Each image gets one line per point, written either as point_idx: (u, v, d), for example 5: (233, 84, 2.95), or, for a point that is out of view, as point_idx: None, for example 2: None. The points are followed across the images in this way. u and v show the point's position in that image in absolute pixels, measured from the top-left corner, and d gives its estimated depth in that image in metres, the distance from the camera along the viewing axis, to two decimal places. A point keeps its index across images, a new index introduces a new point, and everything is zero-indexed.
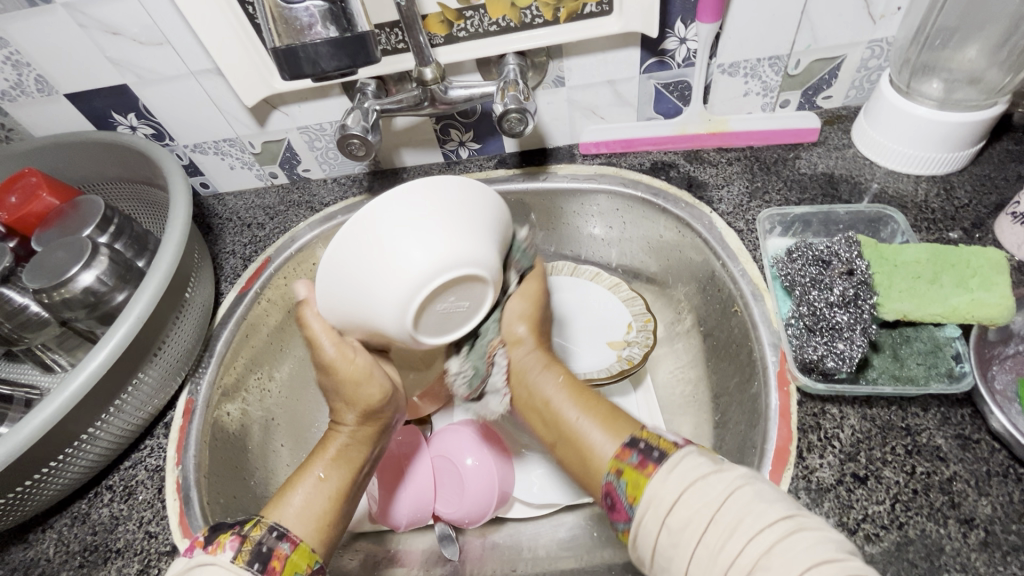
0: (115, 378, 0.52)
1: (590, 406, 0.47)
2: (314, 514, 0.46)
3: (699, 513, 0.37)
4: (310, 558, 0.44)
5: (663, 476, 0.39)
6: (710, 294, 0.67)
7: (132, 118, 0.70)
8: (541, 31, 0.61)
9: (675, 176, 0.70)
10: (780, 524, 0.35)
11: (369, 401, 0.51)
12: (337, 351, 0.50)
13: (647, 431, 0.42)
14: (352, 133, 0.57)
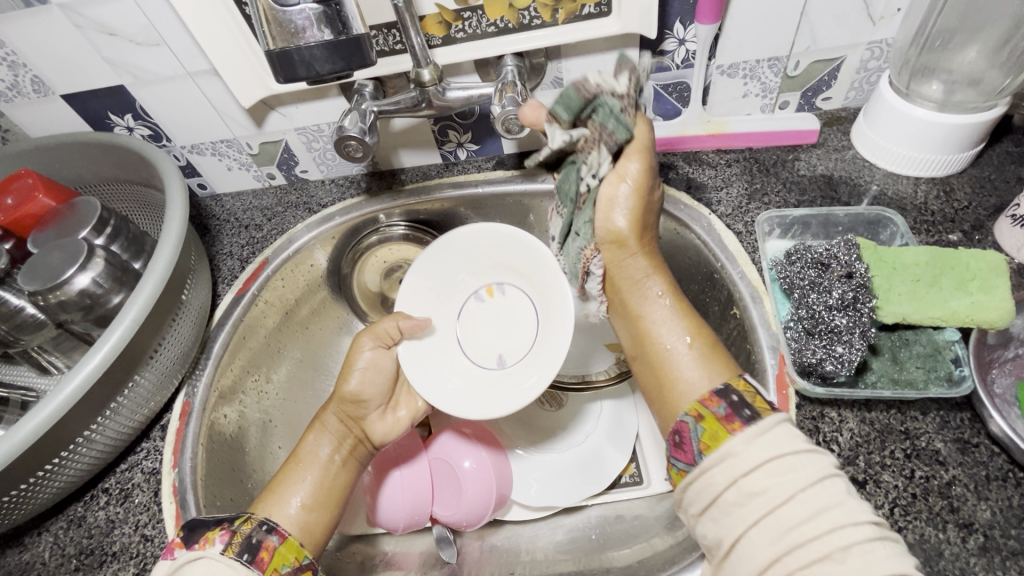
0: (111, 380, 0.52)
1: (692, 334, 0.52)
2: (287, 508, 0.50)
3: (784, 484, 0.38)
4: (298, 551, 0.46)
5: (748, 439, 0.40)
6: (709, 296, 0.66)
7: (129, 119, 0.70)
8: (539, 32, 0.61)
9: (674, 178, 0.70)
10: (869, 527, 0.36)
11: (347, 397, 0.58)
12: (368, 353, 0.58)
13: (745, 385, 0.44)
14: (350, 135, 0.57)
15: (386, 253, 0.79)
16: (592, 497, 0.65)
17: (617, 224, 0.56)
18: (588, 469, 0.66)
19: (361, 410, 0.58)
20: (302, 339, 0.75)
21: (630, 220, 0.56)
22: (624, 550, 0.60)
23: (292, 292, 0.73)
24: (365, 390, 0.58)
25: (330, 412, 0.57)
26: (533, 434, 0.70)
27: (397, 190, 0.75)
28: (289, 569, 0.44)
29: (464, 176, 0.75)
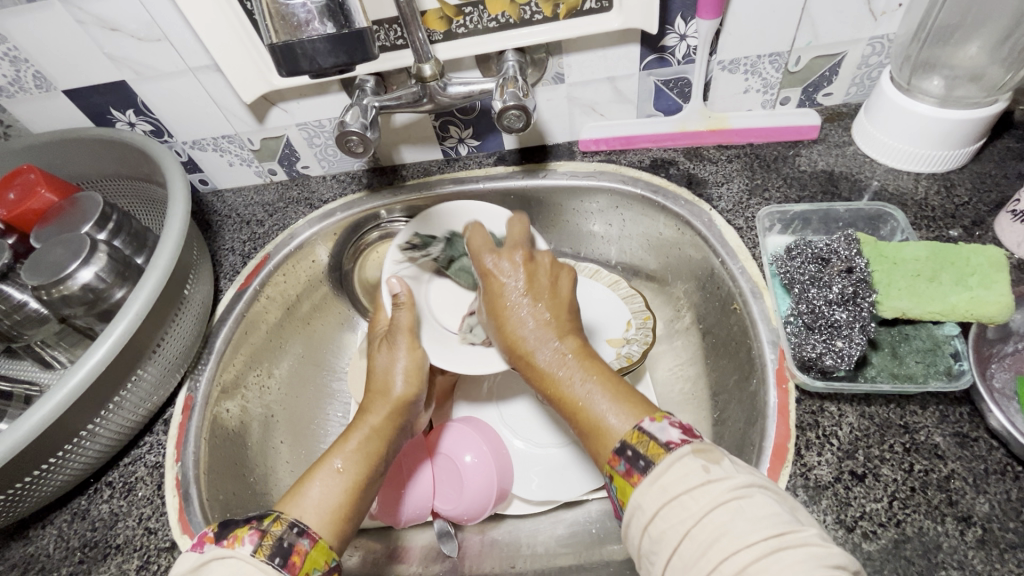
0: (114, 375, 0.52)
1: (596, 380, 0.46)
2: (331, 509, 0.47)
3: (677, 525, 0.36)
4: (327, 554, 0.44)
5: (646, 487, 0.38)
6: (709, 292, 0.66)
7: (130, 115, 0.70)
8: (541, 27, 0.60)
9: (674, 173, 0.70)
10: (762, 544, 0.34)
11: (398, 398, 0.55)
12: (404, 355, 0.57)
13: (637, 434, 0.41)
14: (351, 130, 0.57)
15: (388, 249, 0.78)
16: (592, 491, 0.66)
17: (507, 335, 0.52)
18: (588, 464, 0.66)
19: (409, 411, 0.56)
20: (303, 335, 0.75)
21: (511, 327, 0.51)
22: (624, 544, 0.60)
23: (293, 288, 0.73)
24: (411, 389, 0.56)
25: (376, 409, 0.55)
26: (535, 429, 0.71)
27: (397, 186, 0.76)
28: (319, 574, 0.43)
29: (465, 171, 0.75)
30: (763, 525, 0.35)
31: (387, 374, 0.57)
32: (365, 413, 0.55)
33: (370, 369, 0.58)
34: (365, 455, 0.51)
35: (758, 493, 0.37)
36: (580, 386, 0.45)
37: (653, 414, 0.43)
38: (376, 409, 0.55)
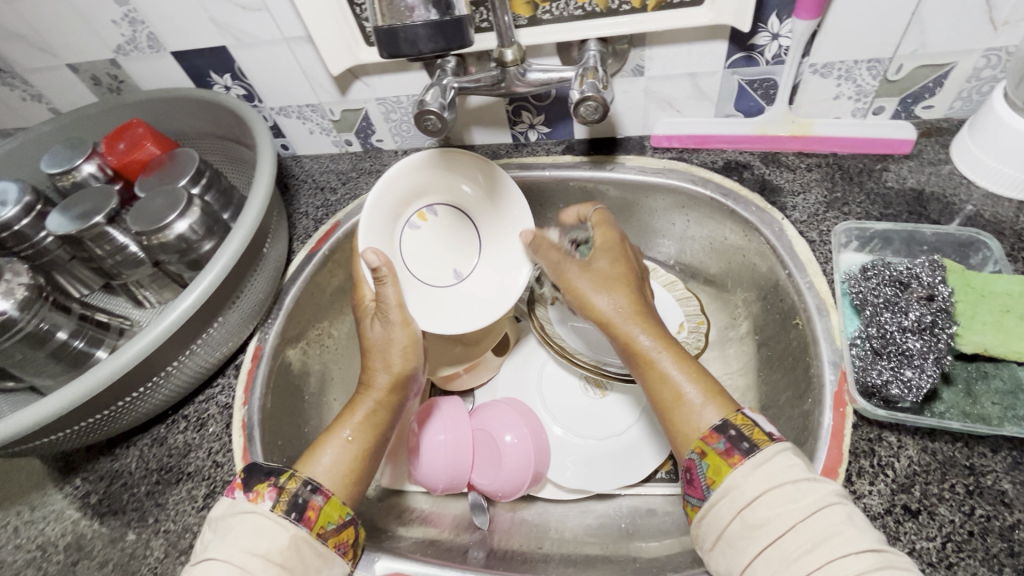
0: (199, 317, 0.57)
1: (688, 368, 0.50)
2: (342, 470, 0.51)
3: (783, 516, 0.39)
4: (340, 511, 0.49)
5: (746, 468, 0.42)
6: (771, 303, 0.64)
7: (227, 79, 0.75)
8: (626, 18, 0.60)
9: (748, 178, 0.68)
10: (866, 555, 0.37)
11: (398, 371, 0.56)
12: (386, 327, 0.56)
13: (743, 418, 0.45)
14: (429, 109, 0.58)
15: None
16: (626, 487, 0.66)
17: (603, 308, 0.55)
18: (627, 459, 0.67)
19: (411, 380, 0.57)
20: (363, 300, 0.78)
21: (613, 304, 0.55)
22: (652, 543, 0.61)
23: None
24: (408, 360, 0.56)
25: (378, 385, 0.55)
26: (574, 418, 0.72)
27: None
28: (333, 527, 0.48)
29: (532, 158, 0.76)
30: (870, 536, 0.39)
31: (386, 346, 0.56)
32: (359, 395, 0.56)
33: (364, 346, 0.57)
34: (364, 426, 0.54)
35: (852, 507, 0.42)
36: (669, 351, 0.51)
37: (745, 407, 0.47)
38: (369, 388, 0.56)
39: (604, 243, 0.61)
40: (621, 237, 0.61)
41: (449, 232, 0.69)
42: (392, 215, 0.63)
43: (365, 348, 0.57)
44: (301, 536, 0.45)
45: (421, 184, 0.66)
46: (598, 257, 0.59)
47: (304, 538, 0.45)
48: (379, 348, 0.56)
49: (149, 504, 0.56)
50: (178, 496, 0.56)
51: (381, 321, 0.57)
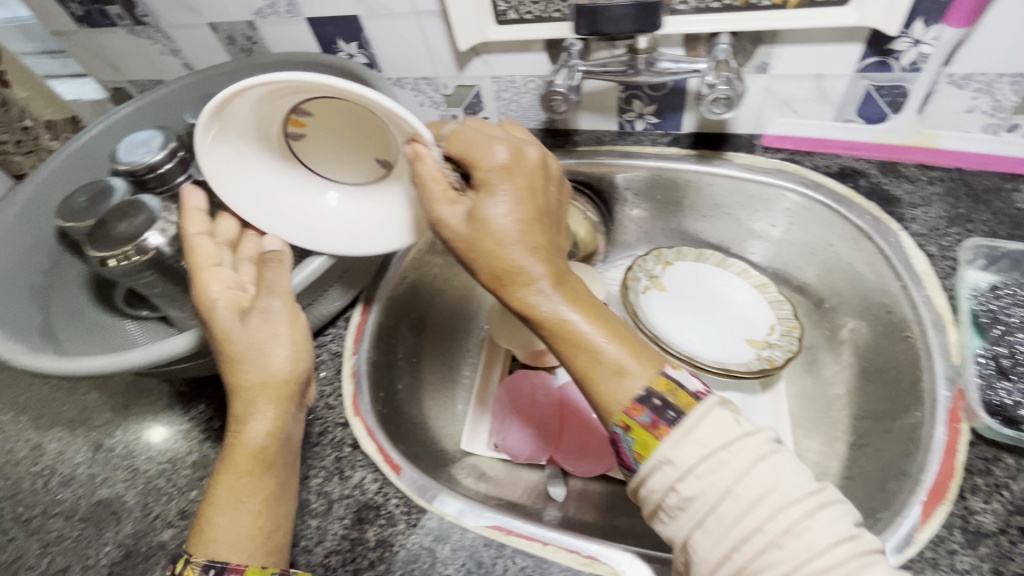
0: (329, 270, 0.61)
1: (599, 323, 0.41)
2: (247, 531, 0.45)
3: (717, 484, 0.35)
4: (264, 573, 0.44)
5: (673, 441, 0.36)
6: (875, 313, 0.64)
7: (353, 47, 0.79)
8: (764, 14, 0.59)
9: (863, 185, 0.67)
10: (804, 503, 0.34)
11: (280, 377, 0.49)
12: (250, 336, 0.48)
13: (666, 382, 0.38)
14: (558, 90, 0.61)
15: None
16: None
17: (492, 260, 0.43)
18: None
19: (296, 384, 0.50)
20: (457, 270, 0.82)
21: (513, 231, 0.43)
22: None
23: None
24: (285, 364, 0.49)
25: (261, 411, 0.48)
26: None
27: (569, 150, 0.80)
28: None
29: (637, 147, 0.77)
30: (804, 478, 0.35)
31: (258, 358, 0.48)
32: (234, 442, 0.48)
33: (227, 356, 0.48)
34: (251, 470, 0.47)
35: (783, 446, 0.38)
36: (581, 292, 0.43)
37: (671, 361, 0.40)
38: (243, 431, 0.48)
39: (506, 156, 0.44)
40: (509, 146, 0.45)
41: (355, 122, 0.56)
42: (262, 141, 0.56)
43: (224, 360, 0.48)
44: None
45: (267, 104, 0.52)
46: (489, 190, 0.44)
47: None
48: (249, 353, 0.48)
49: None
50: None
51: (256, 321, 0.49)
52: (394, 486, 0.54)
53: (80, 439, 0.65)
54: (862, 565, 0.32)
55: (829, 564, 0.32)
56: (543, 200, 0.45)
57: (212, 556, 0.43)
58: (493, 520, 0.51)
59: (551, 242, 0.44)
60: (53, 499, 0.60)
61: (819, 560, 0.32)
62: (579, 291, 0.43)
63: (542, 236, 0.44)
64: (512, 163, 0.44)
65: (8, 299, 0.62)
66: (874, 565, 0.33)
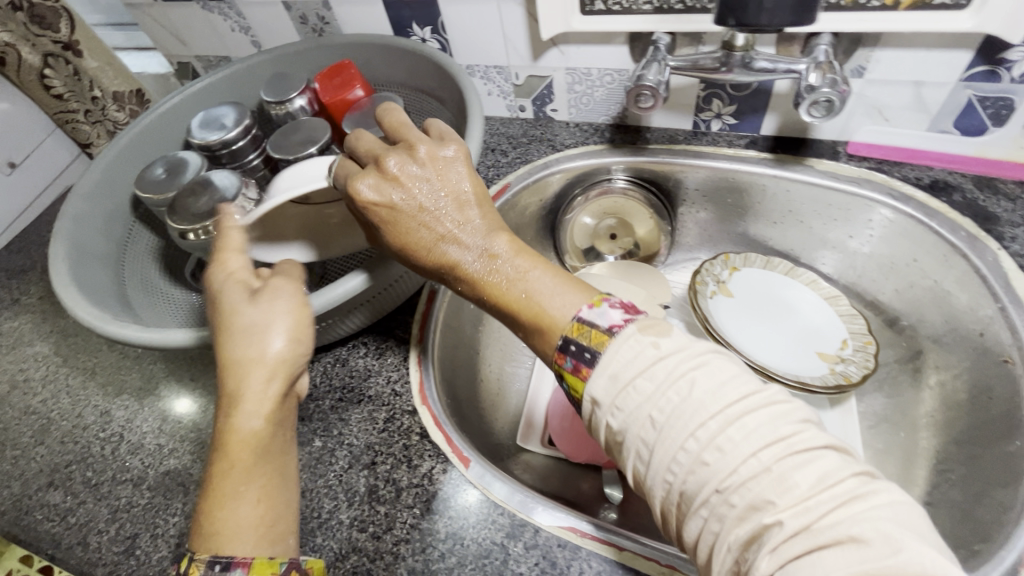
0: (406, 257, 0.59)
1: (531, 274, 0.44)
2: (254, 521, 0.41)
3: (638, 409, 0.37)
4: (272, 565, 0.40)
5: (596, 379, 0.38)
6: (965, 334, 0.61)
7: (426, 31, 0.78)
8: (873, 15, 0.56)
9: (957, 200, 0.64)
10: (725, 412, 0.34)
11: (285, 361, 0.44)
12: (263, 311, 0.45)
13: (578, 328, 0.40)
14: (646, 85, 0.59)
15: (608, 204, 0.82)
16: None
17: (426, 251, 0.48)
18: None
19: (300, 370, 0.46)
20: None
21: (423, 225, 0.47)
22: None
23: (518, 220, 0.80)
24: (296, 343, 0.45)
25: (263, 397, 0.43)
26: None
27: (640, 147, 0.78)
28: None
29: (712, 148, 0.75)
30: (727, 388, 0.35)
31: (258, 337, 0.44)
32: (228, 428, 0.43)
33: (230, 334, 0.45)
34: (253, 456, 0.43)
35: (712, 358, 0.38)
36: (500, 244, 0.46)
37: (590, 301, 0.42)
38: (234, 417, 0.43)
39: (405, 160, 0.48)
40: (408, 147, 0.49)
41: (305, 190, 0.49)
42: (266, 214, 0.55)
43: (225, 335, 0.45)
44: None
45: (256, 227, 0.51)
46: (389, 188, 0.47)
47: None
48: (253, 331, 0.44)
49: (333, 417, 0.60)
50: (359, 415, 0.60)
51: (264, 302, 0.45)
52: (463, 478, 0.53)
53: (147, 408, 0.66)
54: (796, 468, 0.32)
55: (755, 472, 0.33)
56: (433, 188, 0.48)
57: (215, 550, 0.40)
58: (566, 521, 0.50)
59: (441, 220, 0.47)
60: (121, 467, 0.61)
61: (743, 471, 0.33)
62: (491, 243, 0.47)
63: (455, 215, 0.48)
64: (384, 184, 0.48)
65: (88, 266, 0.64)
66: (812, 466, 0.32)
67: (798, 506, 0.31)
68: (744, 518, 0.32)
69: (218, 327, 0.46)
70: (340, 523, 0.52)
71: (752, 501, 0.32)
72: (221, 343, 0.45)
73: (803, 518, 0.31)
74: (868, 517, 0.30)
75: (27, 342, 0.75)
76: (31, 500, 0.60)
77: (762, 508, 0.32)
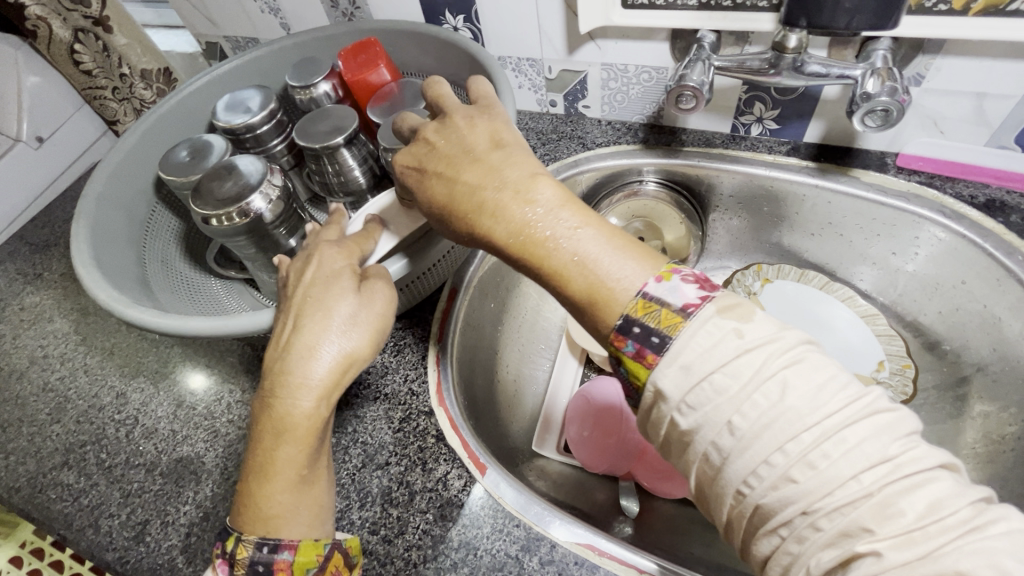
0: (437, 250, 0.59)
1: (589, 232, 0.41)
2: (306, 505, 0.43)
3: (722, 407, 0.34)
4: (318, 547, 0.43)
5: (666, 369, 0.36)
6: (1015, 365, 0.58)
7: (459, 20, 0.75)
8: (939, 20, 0.52)
9: (1014, 221, 0.60)
10: (822, 425, 0.32)
11: (362, 358, 0.45)
12: (357, 305, 0.45)
13: (642, 307, 0.37)
14: (689, 86, 0.56)
15: (637, 207, 0.79)
16: None
17: (464, 202, 0.45)
18: None
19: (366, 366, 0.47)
20: None
21: (455, 182, 0.46)
22: None
23: None
24: (373, 345, 0.46)
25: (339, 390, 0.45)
26: None
27: (675, 149, 0.74)
28: (314, 569, 0.43)
29: (751, 153, 0.71)
30: (825, 394, 0.33)
31: (347, 330, 0.45)
32: (297, 415, 0.43)
33: (311, 320, 0.45)
34: (315, 445, 0.44)
35: (805, 358, 0.35)
36: (544, 190, 0.43)
37: (657, 273, 0.39)
38: (307, 404, 0.43)
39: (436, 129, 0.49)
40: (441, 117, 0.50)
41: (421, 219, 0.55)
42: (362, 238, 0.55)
43: (304, 318, 0.45)
44: None
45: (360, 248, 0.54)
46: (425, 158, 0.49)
47: None
48: (339, 322, 0.45)
49: (347, 412, 0.59)
50: (374, 413, 0.58)
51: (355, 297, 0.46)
52: (478, 485, 0.52)
53: (162, 392, 0.66)
54: (902, 492, 0.31)
55: (855, 496, 0.31)
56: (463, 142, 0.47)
57: (265, 531, 0.42)
58: (583, 538, 0.48)
59: (473, 164, 0.45)
60: (135, 450, 0.61)
61: (840, 493, 0.31)
62: (533, 188, 0.43)
63: (486, 164, 0.45)
64: (419, 148, 0.49)
65: (110, 246, 0.63)
66: (922, 492, 0.31)
67: (900, 536, 0.30)
68: (834, 543, 0.31)
69: (301, 308, 0.46)
70: (351, 524, 0.51)
71: (845, 526, 0.31)
72: (302, 325, 0.45)
73: (907, 551, 0.29)
74: (976, 549, 0.28)
75: (48, 318, 0.75)
76: (46, 478, 0.60)
77: (857, 535, 0.31)
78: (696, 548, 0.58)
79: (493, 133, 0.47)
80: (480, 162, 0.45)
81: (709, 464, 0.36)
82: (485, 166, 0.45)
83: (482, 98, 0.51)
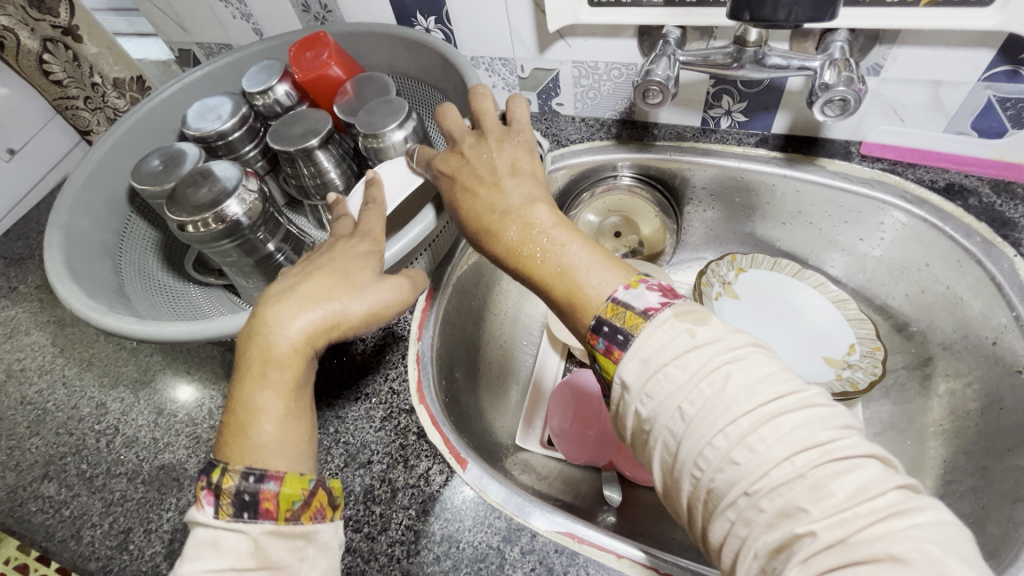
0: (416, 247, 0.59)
1: (574, 244, 0.43)
2: (292, 438, 0.41)
3: (672, 396, 0.35)
4: (303, 481, 0.40)
5: (628, 363, 0.37)
6: (978, 343, 0.60)
7: (430, 21, 0.76)
8: (892, 11, 0.54)
9: (974, 204, 0.62)
10: (759, 411, 0.33)
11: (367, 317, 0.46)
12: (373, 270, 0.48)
13: (612, 308, 0.39)
14: (655, 80, 0.57)
15: (613, 202, 0.80)
16: None
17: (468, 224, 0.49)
18: None
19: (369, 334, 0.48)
20: None
21: (467, 202, 0.49)
22: None
23: None
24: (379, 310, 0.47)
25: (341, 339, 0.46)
26: None
27: (647, 143, 0.76)
28: (299, 504, 0.39)
29: (721, 145, 0.73)
30: (764, 384, 0.34)
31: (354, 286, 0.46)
32: (298, 351, 0.43)
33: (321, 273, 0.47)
34: (299, 379, 0.43)
35: (751, 353, 0.36)
36: (542, 213, 0.45)
37: (626, 281, 0.40)
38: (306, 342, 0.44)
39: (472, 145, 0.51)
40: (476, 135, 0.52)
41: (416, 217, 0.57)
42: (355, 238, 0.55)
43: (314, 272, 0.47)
44: (263, 532, 0.38)
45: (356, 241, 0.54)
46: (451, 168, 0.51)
47: (269, 534, 0.38)
48: (346, 276, 0.46)
49: (329, 413, 0.59)
50: (356, 413, 0.59)
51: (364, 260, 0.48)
52: (460, 479, 0.53)
53: (144, 401, 0.65)
54: (833, 475, 0.31)
55: (788, 477, 0.31)
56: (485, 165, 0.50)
57: (249, 460, 0.40)
58: (562, 526, 0.49)
59: (490, 188, 0.48)
60: (116, 460, 0.60)
61: (774, 475, 0.31)
62: (532, 211, 0.45)
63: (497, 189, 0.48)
64: (452, 158, 0.52)
65: (85, 256, 0.63)
66: (851, 476, 0.31)
67: (833, 517, 0.30)
68: (773, 525, 0.31)
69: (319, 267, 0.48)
70: None
71: (784, 507, 0.31)
72: (314, 275, 0.47)
73: (836, 531, 0.29)
74: (909, 535, 0.28)
75: (24, 331, 0.75)
76: (25, 492, 0.60)
77: (795, 516, 0.31)
78: (676, 533, 0.59)
79: (514, 160, 0.49)
80: (491, 188, 0.48)
81: (667, 450, 0.36)
82: (497, 190, 0.48)
83: (518, 121, 0.52)
